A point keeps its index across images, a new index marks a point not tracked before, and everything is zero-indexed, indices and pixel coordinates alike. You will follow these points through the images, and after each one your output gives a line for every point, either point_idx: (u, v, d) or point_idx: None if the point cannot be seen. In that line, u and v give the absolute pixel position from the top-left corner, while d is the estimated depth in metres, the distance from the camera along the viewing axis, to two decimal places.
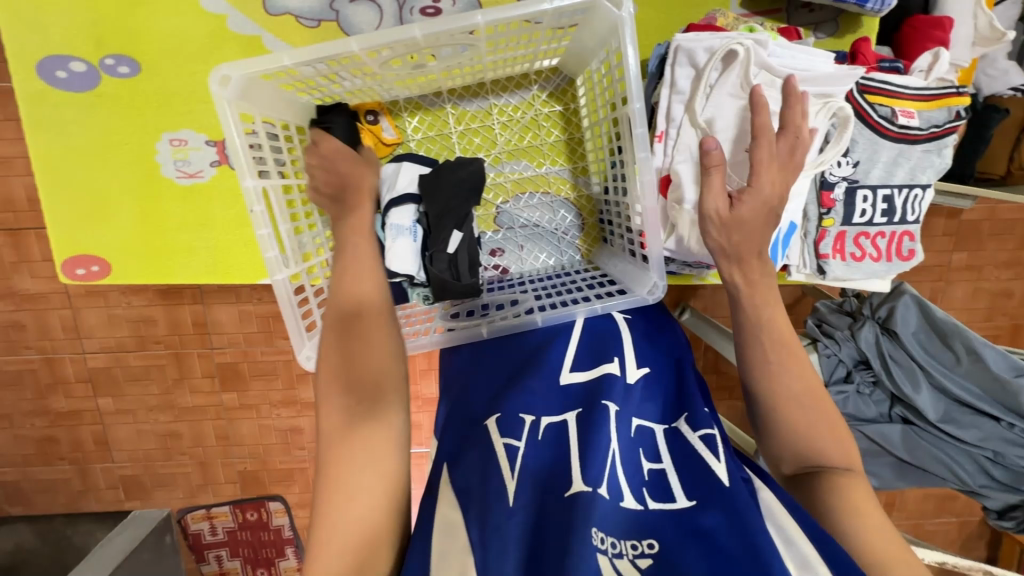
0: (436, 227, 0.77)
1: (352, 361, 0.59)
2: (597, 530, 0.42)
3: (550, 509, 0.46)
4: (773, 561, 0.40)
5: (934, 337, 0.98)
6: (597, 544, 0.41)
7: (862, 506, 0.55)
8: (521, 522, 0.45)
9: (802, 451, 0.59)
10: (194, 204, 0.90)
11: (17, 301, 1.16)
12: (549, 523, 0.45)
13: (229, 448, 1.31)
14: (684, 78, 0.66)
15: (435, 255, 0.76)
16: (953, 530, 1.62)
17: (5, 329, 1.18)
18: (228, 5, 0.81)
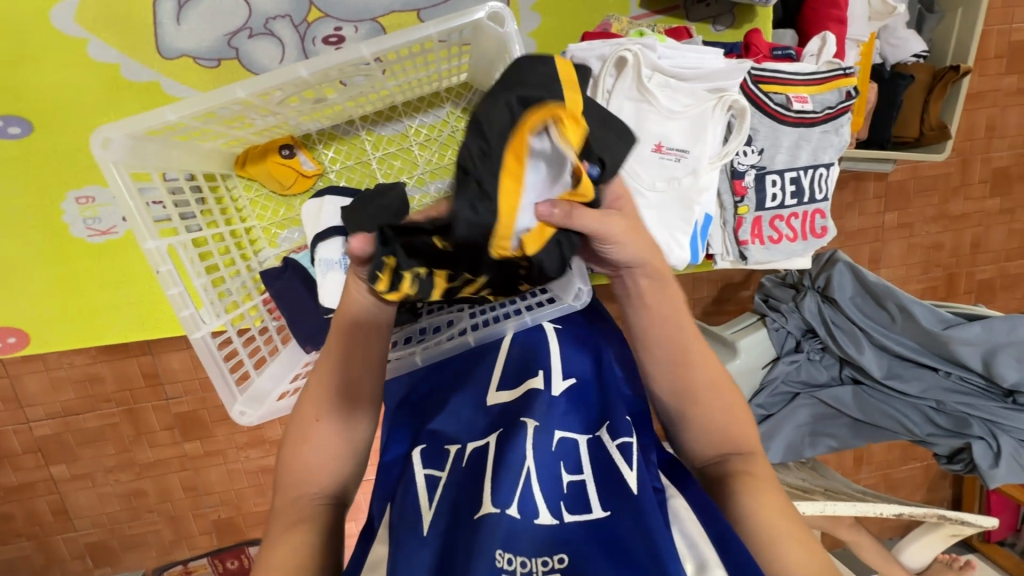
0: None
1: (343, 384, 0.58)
2: (502, 550, 0.45)
3: (462, 533, 0.47)
4: (671, 562, 0.43)
5: (869, 298, 1.02)
6: (502, 565, 0.44)
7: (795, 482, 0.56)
8: (436, 550, 0.47)
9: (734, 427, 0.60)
10: (113, 262, 0.87)
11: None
12: (462, 549, 0.46)
13: (199, 498, 1.26)
14: (585, 87, 0.69)
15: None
16: (920, 474, 1.70)
17: None
18: (120, 54, 0.78)
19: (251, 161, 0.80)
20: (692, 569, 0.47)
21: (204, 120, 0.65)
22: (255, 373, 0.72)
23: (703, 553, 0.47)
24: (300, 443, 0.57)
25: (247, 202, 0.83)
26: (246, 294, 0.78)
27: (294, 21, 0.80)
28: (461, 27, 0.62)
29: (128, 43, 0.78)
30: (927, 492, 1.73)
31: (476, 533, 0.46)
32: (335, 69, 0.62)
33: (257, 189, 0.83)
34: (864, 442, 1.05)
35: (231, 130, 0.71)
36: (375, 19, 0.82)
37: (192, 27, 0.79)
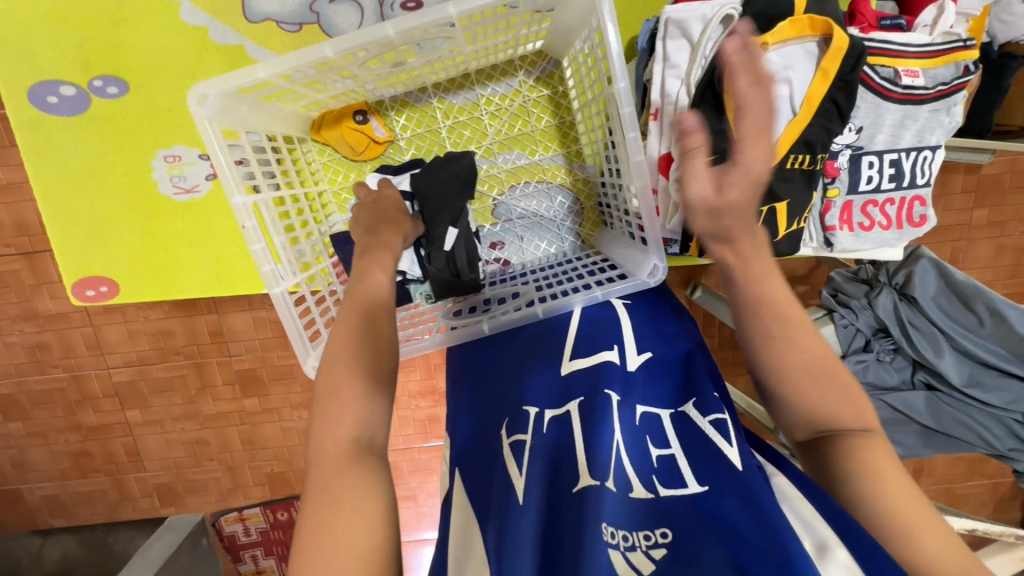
0: (434, 226, 0.75)
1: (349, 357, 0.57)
2: (608, 524, 0.42)
3: (560, 501, 0.46)
4: (796, 548, 0.39)
5: (955, 300, 0.95)
6: (608, 539, 0.41)
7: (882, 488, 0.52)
8: (535, 520, 0.44)
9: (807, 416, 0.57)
10: (195, 220, 0.91)
11: (42, 322, 1.19)
12: (563, 520, 0.44)
13: (254, 452, 1.33)
14: (679, 52, 0.62)
15: (434, 250, 0.74)
16: (986, 492, 1.59)
17: (31, 350, 1.21)
18: (210, 17, 0.81)
19: (327, 125, 0.81)
20: (812, 547, 0.42)
21: (289, 81, 0.66)
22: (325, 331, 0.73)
23: (821, 532, 0.43)
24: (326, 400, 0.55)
25: (320, 165, 0.85)
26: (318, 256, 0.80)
27: None
28: None
29: (218, 6, 0.80)
30: (991, 512, 1.62)
31: (578, 505, 0.43)
32: (420, 30, 0.60)
33: (330, 154, 0.85)
34: (934, 451, 0.99)
35: (311, 92, 0.72)
36: None
37: None
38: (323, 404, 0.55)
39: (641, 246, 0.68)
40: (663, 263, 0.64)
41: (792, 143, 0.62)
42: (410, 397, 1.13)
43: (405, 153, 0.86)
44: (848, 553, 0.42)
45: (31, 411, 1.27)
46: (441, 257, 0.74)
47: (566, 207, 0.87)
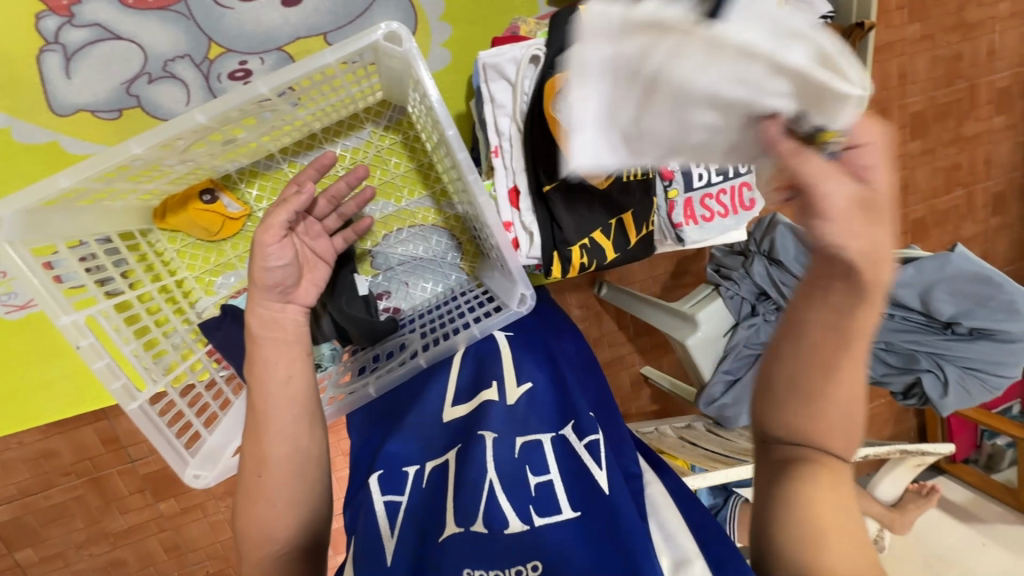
0: (343, 282, 0.76)
1: (301, 429, 0.57)
2: (471, 569, 0.43)
3: (429, 557, 0.45)
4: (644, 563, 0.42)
5: (811, 255, 1.05)
6: None
7: None
8: None
9: None
10: (41, 337, 0.82)
11: None
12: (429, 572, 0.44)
13: (184, 557, 1.21)
14: (502, 92, 0.65)
15: (348, 297, 0.75)
16: (887, 408, 1.79)
17: None
18: (10, 117, 0.74)
19: (172, 211, 0.76)
20: (670, 563, 0.45)
21: (107, 180, 0.62)
22: (206, 433, 0.69)
23: (682, 546, 0.46)
24: (254, 499, 0.54)
25: (174, 253, 0.80)
26: (186, 350, 0.75)
27: (194, 60, 0.77)
28: (359, 51, 0.60)
29: (16, 104, 0.73)
30: (894, 424, 1.82)
31: (442, 557, 0.44)
32: (234, 111, 0.59)
33: (183, 240, 0.80)
34: None
35: (139, 184, 0.68)
36: (281, 48, 0.80)
37: (86, 79, 0.75)
38: (251, 481, 0.55)
39: (509, 276, 0.70)
40: (530, 291, 0.67)
41: None
42: (344, 456, 1.08)
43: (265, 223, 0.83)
44: (705, 563, 0.44)
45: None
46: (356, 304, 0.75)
47: (444, 245, 0.88)
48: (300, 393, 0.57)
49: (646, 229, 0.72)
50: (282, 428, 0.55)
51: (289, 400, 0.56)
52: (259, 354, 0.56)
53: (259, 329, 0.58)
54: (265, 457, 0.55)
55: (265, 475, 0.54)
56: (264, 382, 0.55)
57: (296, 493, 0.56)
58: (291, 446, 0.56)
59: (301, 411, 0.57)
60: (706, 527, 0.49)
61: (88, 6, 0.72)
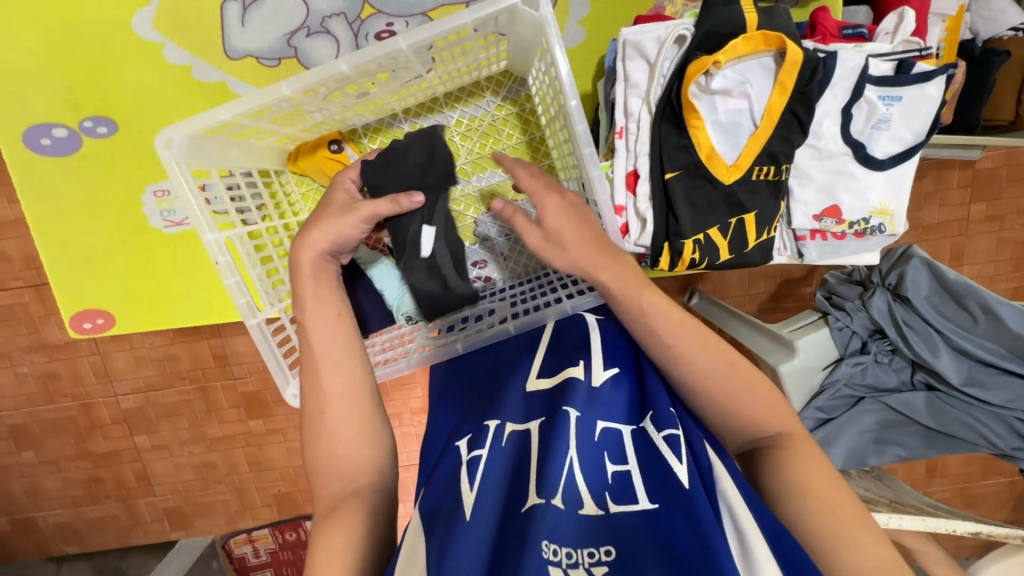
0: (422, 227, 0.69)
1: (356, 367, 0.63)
2: (548, 541, 0.42)
3: (514, 522, 0.45)
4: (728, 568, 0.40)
5: (948, 299, 0.93)
6: (548, 558, 0.41)
7: (860, 510, 0.52)
8: (486, 540, 0.45)
9: (781, 428, 0.57)
10: (185, 253, 0.94)
11: (50, 353, 1.21)
12: (512, 545, 0.43)
13: (261, 473, 1.34)
14: (638, 72, 0.63)
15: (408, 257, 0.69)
16: (1004, 490, 1.56)
17: (41, 380, 1.23)
18: (191, 56, 0.84)
19: (303, 156, 0.84)
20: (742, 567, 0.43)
21: (256, 119, 0.69)
22: None
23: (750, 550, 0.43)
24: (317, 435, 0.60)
25: (299, 196, 0.87)
26: None
27: (348, 19, 0.83)
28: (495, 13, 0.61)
29: (198, 45, 0.83)
30: (1011, 510, 1.59)
31: (526, 526, 0.44)
32: (374, 63, 0.63)
33: (308, 184, 0.88)
34: (939, 452, 0.98)
35: (282, 127, 0.75)
36: (425, 12, 0.83)
37: (256, 28, 0.83)
38: (318, 416, 0.61)
39: None
40: None
41: (757, 155, 0.63)
42: (413, 413, 1.13)
43: None
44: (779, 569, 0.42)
45: (43, 440, 1.29)
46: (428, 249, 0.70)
47: None
48: (343, 332, 0.63)
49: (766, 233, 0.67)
50: (339, 363, 0.62)
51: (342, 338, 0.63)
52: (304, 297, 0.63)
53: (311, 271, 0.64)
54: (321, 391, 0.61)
55: (326, 412, 0.61)
56: None
57: (357, 429, 0.61)
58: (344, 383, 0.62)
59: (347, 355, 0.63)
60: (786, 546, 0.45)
61: None
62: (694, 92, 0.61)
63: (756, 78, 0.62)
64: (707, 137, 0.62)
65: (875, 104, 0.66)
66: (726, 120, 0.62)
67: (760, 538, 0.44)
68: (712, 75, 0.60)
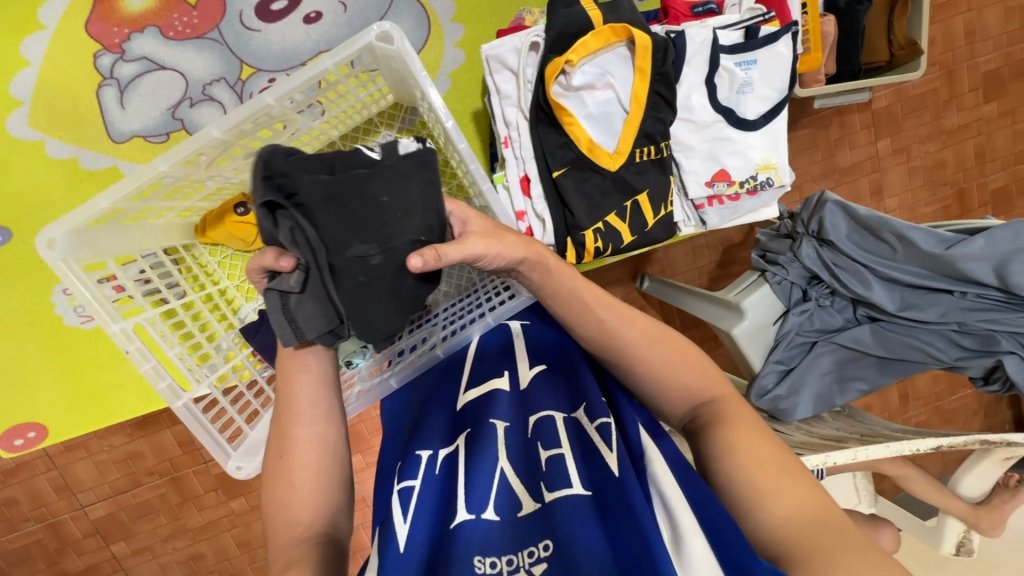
0: (335, 231, 0.51)
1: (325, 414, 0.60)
2: (481, 555, 0.43)
3: (443, 537, 0.46)
4: (660, 550, 0.40)
5: (866, 233, 0.97)
6: (484, 570, 0.42)
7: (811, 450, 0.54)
8: (419, 562, 0.45)
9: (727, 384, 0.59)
10: (108, 346, 0.91)
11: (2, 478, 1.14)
12: (441, 555, 0.45)
13: (254, 552, 1.28)
14: (507, 83, 0.66)
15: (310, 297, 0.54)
16: (973, 401, 1.64)
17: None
18: (76, 147, 0.83)
19: (211, 226, 0.83)
20: (669, 537, 0.43)
21: (143, 200, 0.68)
22: (247, 428, 0.74)
23: (681, 521, 0.43)
24: (276, 482, 0.57)
25: (215, 264, 0.86)
26: (229, 353, 0.81)
27: (229, 82, 0.83)
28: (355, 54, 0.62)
29: (82, 135, 0.82)
30: (984, 418, 1.67)
31: (452, 541, 0.44)
32: (249, 122, 0.64)
33: (222, 252, 0.87)
34: (894, 378, 1.02)
35: (176, 202, 0.75)
36: (303, 62, 0.84)
37: (137, 107, 0.83)
38: (274, 467, 0.58)
39: None
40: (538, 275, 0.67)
41: (635, 139, 0.66)
42: None
43: None
44: (704, 541, 0.42)
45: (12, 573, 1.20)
46: (352, 267, 0.52)
47: None
48: (326, 380, 0.61)
49: (660, 209, 0.69)
50: (314, 409, 0.59)
51: (310, 385, 0.60)
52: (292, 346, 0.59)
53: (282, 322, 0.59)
54: (286, 433, 0.58)
55: (288, 454, 0.57)
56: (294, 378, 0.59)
57: (325, 474, 0.58)
58: (318, 430, 0.59)
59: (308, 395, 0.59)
60: (713, 512, 0.45)
61: (137, 42, 0.81)
62: (556, 91, 0.64)
63: (619, 69, 0.65)
64: (583, 131, 0.65)
65: (733, 72, 0.70)
66: (598, 112, 0.66)
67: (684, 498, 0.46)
68: (570, 74, 0.63)
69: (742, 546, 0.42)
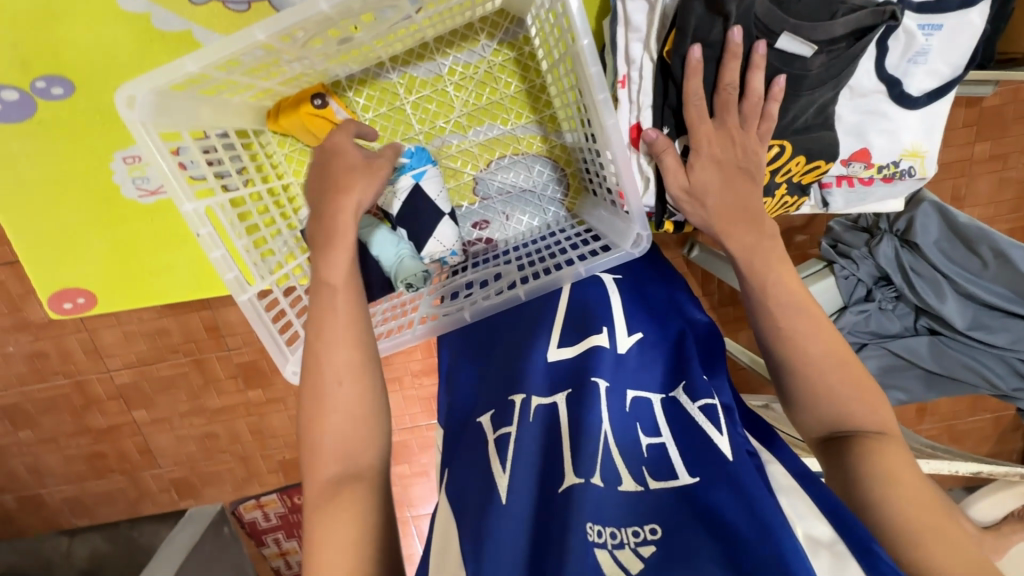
0: None
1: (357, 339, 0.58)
2: (592, 523, 0.41)
3: (552, 510, 0.44)
4: (784, 540, 0.38)
5: (958, 242, 0.88)
6: (593, 539, 0.40)
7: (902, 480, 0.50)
8: (518, 521, 0.44)
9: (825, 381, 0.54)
10: (160, 224, 0.88)
11: (35, 330, 1.15)
12: (551, 527, 0.43)
13: (265, 441, 1.31)
14: (639, 13, 0.62)
15: None
16: (988, 427, 1.57)
17: (30, 359, 1.18)
18: (150, 2, 0.75)
19: (285, 113, 0.77)
20: (802, 537, 0.41)
21: (227, 70, 0.62)
22: (304, 334, 0.71)
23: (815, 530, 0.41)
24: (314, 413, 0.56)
25: (282, 157, 0.81)
26: (289, 254, 0.77)
27: None
28: None
29: None
30: (997, 445, 1.61)
31: (563, 508, 0.43)
32: (358, 2, 0.56)
33: (292, 144, 0.81)
34: (937, 395, 0.97)
35: (258, 80, 0.68)
36: None
37: None
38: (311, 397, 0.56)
39: (623, 216, 0.66)
40: (647, 232, 0.63)
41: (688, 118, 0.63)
42: (414, 376, 1.08)
43: None
44: (845, 547, 0.41)
45: (38, 419, 1.24)
46: None
47: (547, 176, 0.84)
48: (356, 305, 0.60)
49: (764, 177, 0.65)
50: (348, 338, 0.58)
51: (350, 311, 0.59)
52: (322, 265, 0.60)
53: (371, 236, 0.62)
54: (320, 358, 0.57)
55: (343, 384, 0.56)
56: (333, 292, 0.59)
57: (363, 409, 0.57)
58: (353, 358, 0.57)
59: (340, 318, 0.58)
60: (844, 519, 0.43)
61: None
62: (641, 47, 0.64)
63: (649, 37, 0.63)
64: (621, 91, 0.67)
65: (914, 34, 0.60)
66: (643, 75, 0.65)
67: (813, 506, 0.43)
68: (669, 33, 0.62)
69: (869, 548, 0.40)
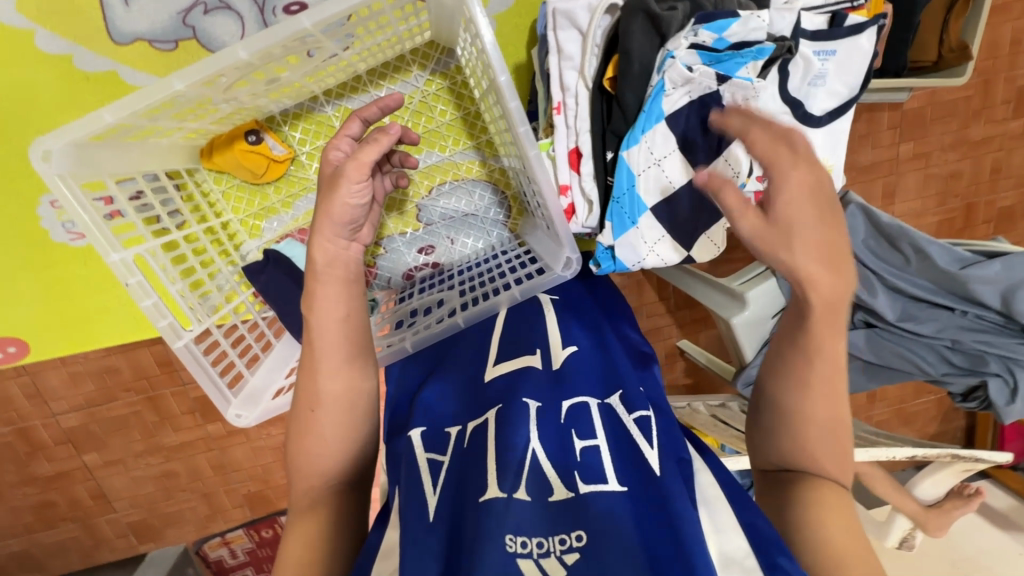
0: None
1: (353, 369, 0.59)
2: (513, 535, 0.43)
3: (463, 519, 0.47)
4: (698, 560, 0.41)
5: (882, 241, 0.93)
6: (514, 551, 0.43)
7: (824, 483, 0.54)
8: (451, 537, 0.46)
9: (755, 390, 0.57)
10: (95, 266, 0.85)
11: None
12: (468, 533, 0.45)
13: (228, 475, 1.27)
14: (570, 41, 0.67)
15: None
16: (933, 407, 1.65)
17: None
18: (72, 43, 0.74)
19: (218, 150, 0.76)
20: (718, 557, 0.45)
21: (152, 116, 0.62)
22: (248, 374, 0.71)
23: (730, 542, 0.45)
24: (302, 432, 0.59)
25: (220, 194, 0.80)
26: (231, 292, 0.76)
27: None
28: None
29: (79, 30, 0.73)
30: (941, 423, 1.70)
31: (482, 517, 0.45)
32: (278, 45, 0.57)
33: (229, 181, 0.80)
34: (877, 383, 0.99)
35: (186, 123, 0.68)
36: None
37: (144, 6, 0.73)
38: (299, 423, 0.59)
39: (555, 239, 0.69)
40: (576, 255, 0.66)
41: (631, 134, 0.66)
42: None
43: (309, 167, 0.82)
44: (756, 560, 0.45)
45: None
46: None
47: (488, 199, 0.85)
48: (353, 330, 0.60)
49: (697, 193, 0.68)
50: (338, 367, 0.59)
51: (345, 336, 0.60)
52: (319, 300, 0.59)
53: (321, 268, 0.59)
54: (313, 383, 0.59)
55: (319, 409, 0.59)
56: (321, 317, 0.59)
57: (346, 431, 0.60)
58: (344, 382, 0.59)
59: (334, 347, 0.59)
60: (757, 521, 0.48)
61: None
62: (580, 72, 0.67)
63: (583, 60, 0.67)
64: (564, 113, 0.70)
65: (810, 60, 0.65)
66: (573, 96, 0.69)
67: (734, 517, 0.48)
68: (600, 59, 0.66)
69: (775, 551, 0.45)
